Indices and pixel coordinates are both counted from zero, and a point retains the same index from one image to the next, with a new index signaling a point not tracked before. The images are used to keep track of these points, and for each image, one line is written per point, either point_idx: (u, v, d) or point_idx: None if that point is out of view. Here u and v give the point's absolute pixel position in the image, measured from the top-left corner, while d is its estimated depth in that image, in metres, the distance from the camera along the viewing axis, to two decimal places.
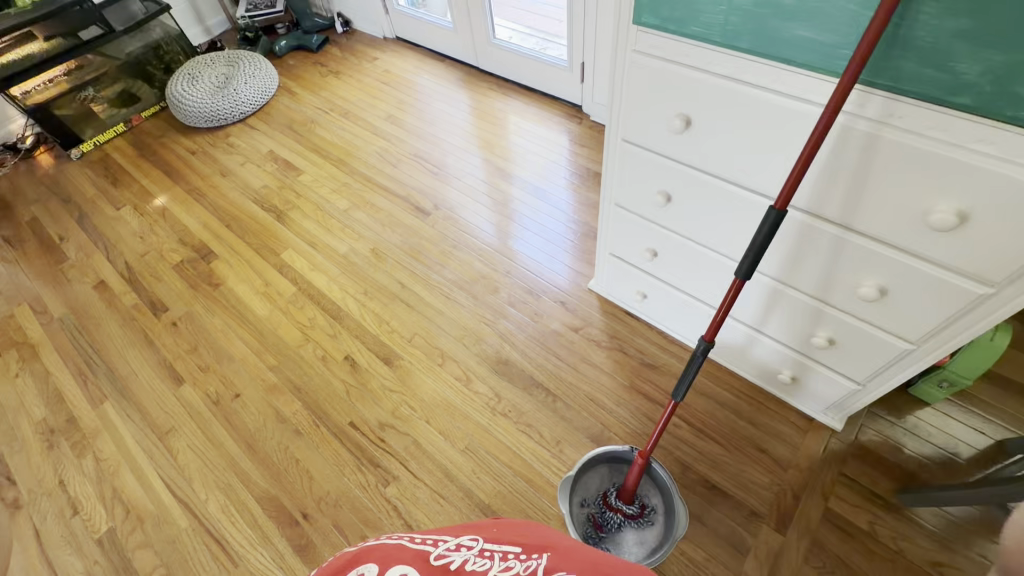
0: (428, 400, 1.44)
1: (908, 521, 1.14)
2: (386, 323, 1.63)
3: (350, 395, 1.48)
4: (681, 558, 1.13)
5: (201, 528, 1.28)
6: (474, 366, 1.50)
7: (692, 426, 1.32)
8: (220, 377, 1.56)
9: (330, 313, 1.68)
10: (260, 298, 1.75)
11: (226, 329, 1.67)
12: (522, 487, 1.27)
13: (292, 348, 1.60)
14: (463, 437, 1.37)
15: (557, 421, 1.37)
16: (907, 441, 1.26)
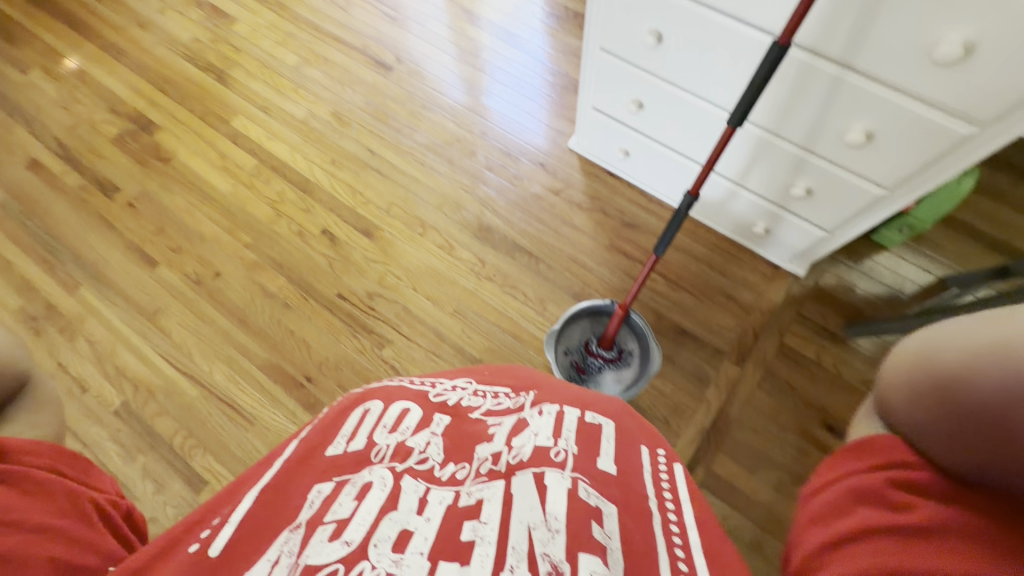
0: (414, 269, 1.46)
1: (849, 349, 1.30)
2: (360, 193, 1.56)
3: (334, 268, 1.48)
4: (652, 391, 1.28)
5: (213, 395, 1.37)
6: (456, 233, 1.49)
7: (667, 280, 1.39)
8: (196, 257, 1.52)
9: (299, 185, 1.59)
10: (220, 173, 1.63)
11: (190, 208, 1.59)
12: (510, 342, 1.36)
13: (265, 224, 1.55)
14: (451, 301, 1.42)
15: (541, 281, 1.42)
16: (860, 282, 1.37)
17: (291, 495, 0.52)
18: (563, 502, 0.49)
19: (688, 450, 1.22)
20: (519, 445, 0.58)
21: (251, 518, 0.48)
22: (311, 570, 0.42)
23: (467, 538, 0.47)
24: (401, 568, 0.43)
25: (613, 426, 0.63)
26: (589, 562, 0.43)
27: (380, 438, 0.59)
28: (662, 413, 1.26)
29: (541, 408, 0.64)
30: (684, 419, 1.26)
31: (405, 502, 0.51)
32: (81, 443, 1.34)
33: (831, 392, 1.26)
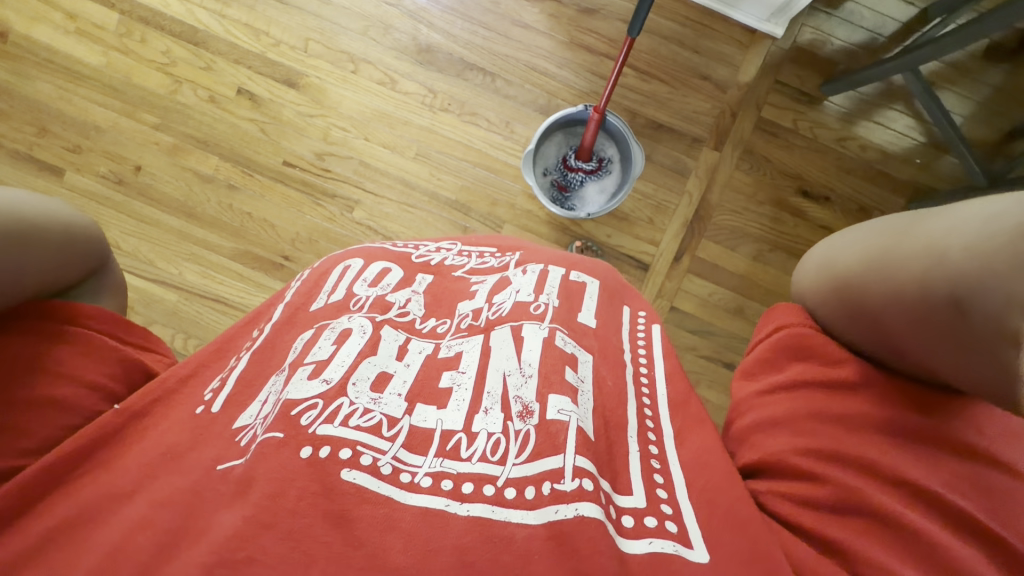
0: (358, 116, 1.29)
1: (825, 110, 1.27)
2: (265, 34, 1.28)
3: (268, 134, 1.30)
4: (635, 196, 1.28)
5: (193, 295, 1.32)
6: (393, 63, 1.28)
7: (637, 72, 1.27)
8: (104, 153, 1.31)
9: (185, 37, 1.28)
10: (80, 40, 1.29)
11: (65, 94, 1.30)
12: (483, 176, 1.29)
13: (166, 97, 1.30)
14: (410, 145, 1.29)
15: (502, 101, 1.28)
16: (840, 31, 1.26)
17: (281, 346, 0.62)
18: (537, 352, 0.59)
19: (674, 243, 1.27)
20: (500, 301, 0.66)
21: (248, 370, 0.60)
22: (294, 402, 0.52)
23: (445, 384, 0.57)
24: (380, 405, 0.53)
25: (596, 287, 0.71)
26: (558, 401, 0.53)
27: (360, 292, 0.67)
28: (646, 214, 1.28)
29: (526, 266, 0.72)
30: (668, 215, 1.28)
31: (385, 348, 0.59)
32: None
33: (807, 158, 1.27)
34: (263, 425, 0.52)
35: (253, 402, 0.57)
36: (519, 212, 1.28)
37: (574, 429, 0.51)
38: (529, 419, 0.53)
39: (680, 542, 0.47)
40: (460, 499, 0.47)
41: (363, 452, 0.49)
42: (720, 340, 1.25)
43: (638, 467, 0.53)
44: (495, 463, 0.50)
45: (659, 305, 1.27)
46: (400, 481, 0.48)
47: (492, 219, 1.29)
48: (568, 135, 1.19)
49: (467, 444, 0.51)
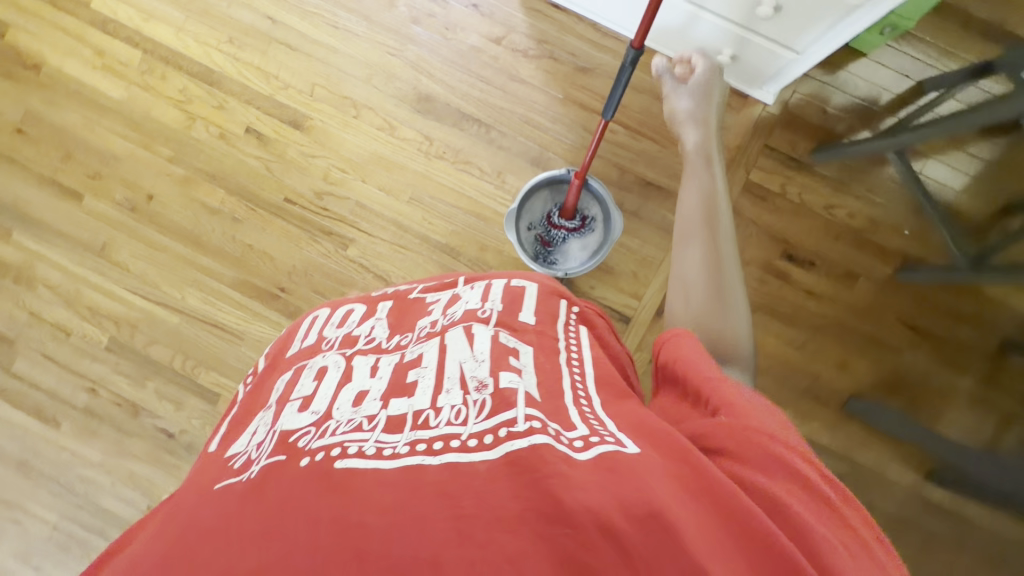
0: (357, 158, 1.35)
1: (814, 175, 1.28)
2: (275, 77, 1.35)
3: (272, 171, 1.36)
4: (620, 249, 1.30)
5: (194, 318, 1.39)
6: (393, 110, 1.33)
7: (629, 130, 1.29)
8: (121, 180, 1.39)
9: (201, 77, 1.36)
10: (105, 75, 1.38)
11: (88, 124, 1.39)
12: (474, 221, 1.33)
13: (180, 132, 1.37)
14: (405, 188, 1.34)
15: (495, 151, 1.32)
16: (833, 98, 1.27)
17: (263, 391, 0.70)
18: (486, 344, 0.60)
19: (656, 297, 1.29)
20: (452, 312, 0.70)
21: (237, 417, 0.67)
22: (291, 432, 0.53)
23: (412, 378, 0.58)
24: (359, 411, 0.54)
25: (536, 288, 0.72)
26: (507, 375, 0.55)
27: (330, 334, 0.75)
28: (630, 268, 1.30)
29: (473, 283, 0.76)
30: (652, 270, 1.30)
31: (358, 372, 0.62)
32: (90, 379, 1.41)
33: (793, 220, 1.27)
34: (258, 450, 0.53)
35: (242, 434, 0.60)
36: (506, 258, 1.32)
37: (522, 394, 0.52)
38: (483, 390, 0.53)
39: (619, 443, 0.47)
40: (433, 453, 0.46)
41: (348, 444, 0.48)
42: None
43: (574, 407, 0.53)
44: (458, 424, 0.49)
45: (638, 357, 1.29)
46: (383, 455, 0.46)
47: (479, 263, 1.32)
48: (554, 191, 1.23)
49: (434, 415, 0.51)
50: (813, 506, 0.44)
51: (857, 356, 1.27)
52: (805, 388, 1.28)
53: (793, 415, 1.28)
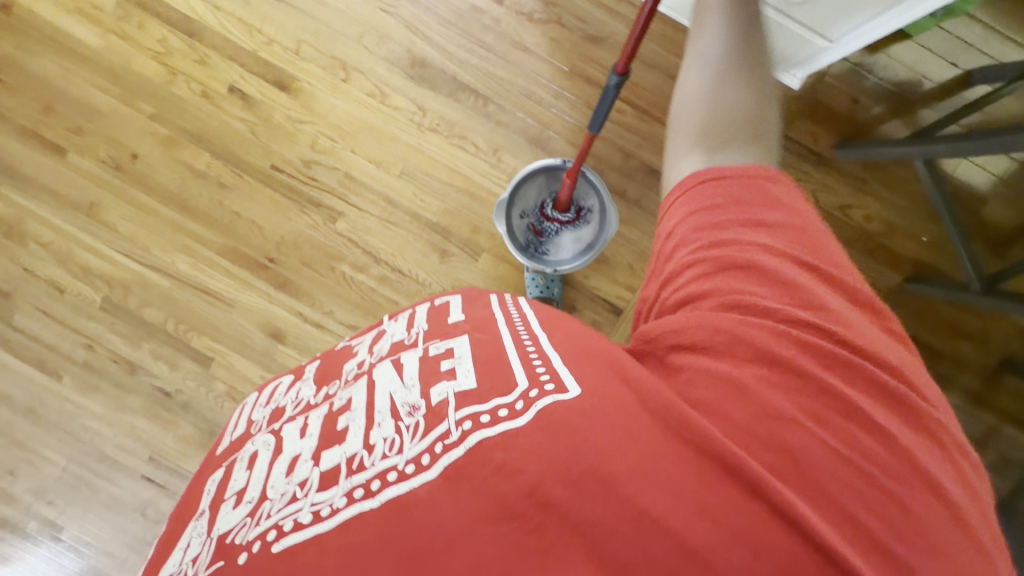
0: (346, 126, 1.26)
1: (835, 172, 1.18)
2: (259, 31, 1.25)
3: (258, 136, 1.29)
4: (619, 239, 1.23)
5: (184, 284, 1.35)
6: (385, 75, 1.23)
7: (636, 110, 1.20)
8: (104, 136, 1.33)
9: (181, 27, 1.27)
10: (82, 21, 1.29)
11: (67, 74, 1.31)
12: (466, 201, 1.25)
13: (162, 87, 1.29)
14: (396, 162, 1.26)
15: (492, 127, 1.23)
16: (865, 86, 1.16)
17: (193, 495, 0.58)
18: (415, 364, 0.50)
19: None
20: (379, 349, 0.58)
21: (163, 544, 0.55)
22: (225, 533, 0.46)
23: (342, 425, 0.49)
24: (292, 479, 0.46)
25: (460, 297, 0.61)
26: (438, 387, 0.46)
27: (258, 416, 0.62)
28: (626, 260, 1.23)
29: (398, 314, 0.64)
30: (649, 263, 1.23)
31: (290, 440, 0.51)
32: (86, 336, 1.38)
33: None
34: (195, 564, 0.46)
35: (173, 549, 0.51)
36: (499, 242, 1.26)
37: (452, 401, 0.44)
38: (416, 412, 0.45)
39: (558, 391, 0.41)
40: (372, 495, 0.41)
41: (283, 520, 0.43)
42: None
43: (518, 365, 0.44)
44: (393, 458, 0.43)
45: None
46: (322, 515, 0.42)
47: (472, 246, 1.26)
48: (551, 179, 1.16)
49: (366, 456, 0.44)
50: (809, 400, 0.38)
51: None
52: None
53: None
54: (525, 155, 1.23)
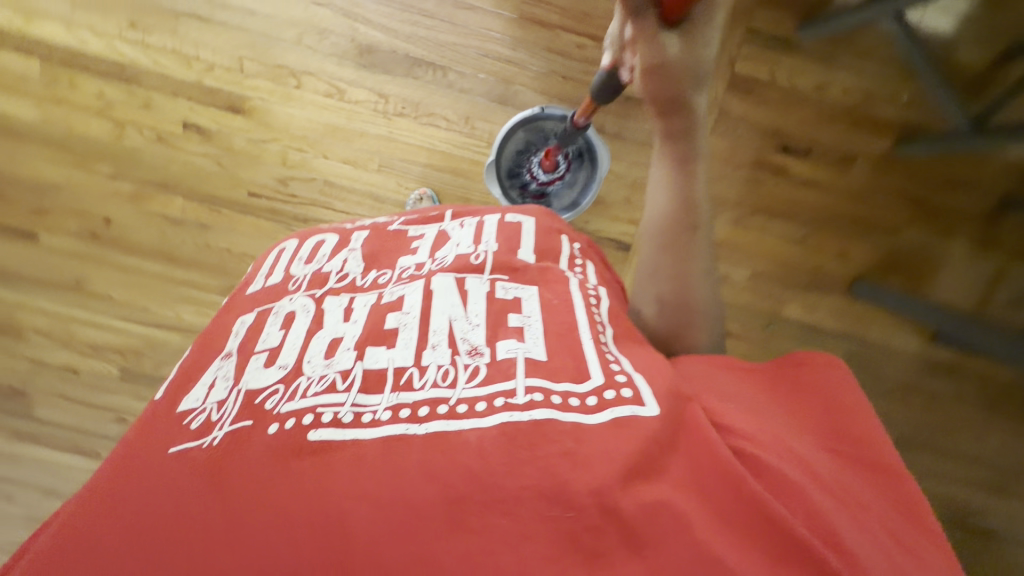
0: (310, 133, 1.23)
1: (803, 55, 1.18)
2: (196, 58, 1.20)
3: (225, 167, 1.25)
4: (611, 177, 1.22)
5: (194, 334, 1.33)
6: (336, 71, 1.19)
7: (596, 42, 1.17)
8: (67, 208, 1.28)
9: (113, 76, 1.21)
10: (8, 96, 1.23)
11: (11, 154, 1.25)
12: (452, 177, 1.24)
13: (112, 142, 1.24)
14: (371, 156, 1.23)
15: (457, 96, 1.20)
16: None
17: (222, 328, 0.66)
18: (483, 303, 0.60)
19: None
20: (441, 256, 0.68)
21: (190, 361, 0.62)
22: (258, 391, 0.53)
23: (392, 326, 0.58)
24: (333, 365, 0.54)
25: (531, 224, 0.72)
26: (506, 343, 0.54)
27: (297, 271, 0.70)
28: (621, 194, 1.23)
29: (464, 220, 0.74)
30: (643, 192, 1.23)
31: (331, 318, 0.61)
32: (114, 409, 1.36)
33: (785, 111, 1.20)
34: (220, 408, 0.52)
35: (196, 384, 0.57)
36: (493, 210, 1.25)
37: (522, 361, 0.52)
38: (479, 356, 0.54)
39: (635, 403, 0.48)
40: (418, 421, 0.47)
41: (323, 411, 0.49)
42: None
43: (596, 357, 0.53)
44: (446, 388, 0.50)
45: None
46: (363, 422, 0.47)
47: None
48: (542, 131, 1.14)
49: (418, 376, 0.52)
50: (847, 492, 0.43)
51: (857, 238, 1.25)
52: (811, 281, 1.27)
53: (801, 306, 1.29)
54: (497, 116, 1.21)
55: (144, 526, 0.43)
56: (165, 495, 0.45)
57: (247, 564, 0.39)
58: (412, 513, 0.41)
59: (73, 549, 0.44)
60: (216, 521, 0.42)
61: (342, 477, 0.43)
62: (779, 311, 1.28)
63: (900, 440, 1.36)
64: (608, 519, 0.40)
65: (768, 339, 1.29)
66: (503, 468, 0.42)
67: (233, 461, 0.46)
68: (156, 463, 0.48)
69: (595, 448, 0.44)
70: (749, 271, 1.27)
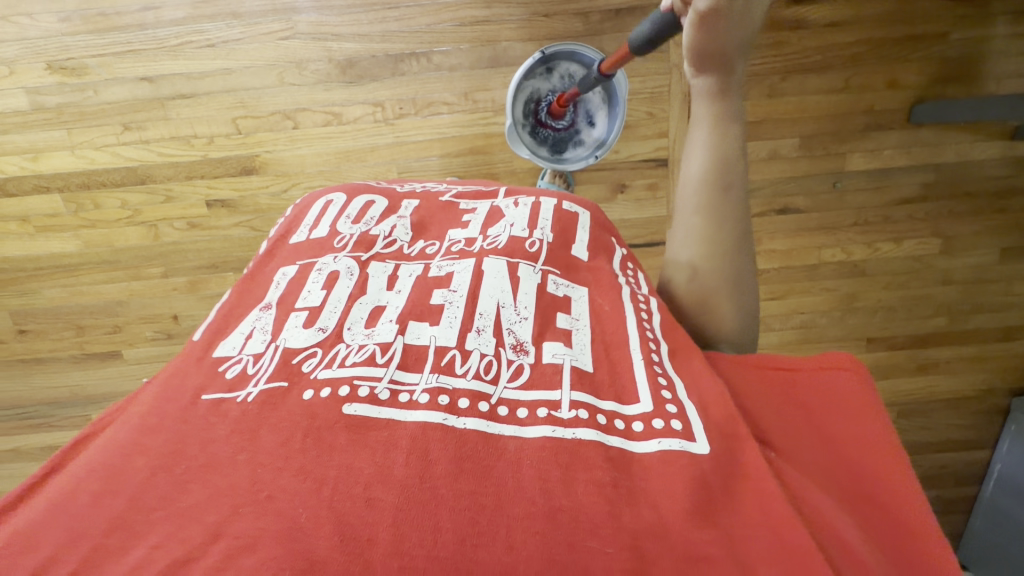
0: (325, 167, 1.23)
1: None
2: (194, 136, 1.20)
3: (261, 229, 1.27)
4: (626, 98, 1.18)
5: None
6: (327, 96, 1.18)
7: None
8: (138, 319, 1.33)
9: (130, 181, 1.23)
10: (48, 236, 1.27)
11: (71, 289, 1.31)
12: (473, 157, 1.22)
13: (154, 244, 1.28)
14: (389, 167, 1.23)
15: (449, 76, 1.17)
16: None
17: (263, 277, 0.64)
18: (533, 294, 0.58)
19: (682, 124, 1.20)
20: (494, 234, 0.66)
21: (230, 304, 0.61)
22: (295, 350, 0.53)
23: (438, 303, 0.57)
24: (374, 337, 0.53)
25: (588, 217, 0.71)
26: (552, 347, 0.54)
27: (344, 228, 0.67)
28: (644, 110, 1.19)
29: (518, 199, 0.71)
30: (666, 100, 1.19)
31: (374, 284, 0.60)
32: None
33: None
34: (257, 361, 0.52)
35: (233, 331, 0.57)
36: (523, 174, 1.23)
37: (568, 369, 0.52)
38: (524, 354, 0.53)
39: (685, 438, 0.47)
40: (456, 412, 0.46)
41: (360, 384, 0.48)
42: (766, 191, 1.24)
43: (645, 377, 0.52)
44: (489, 381, 0.50)
45: None
46: (399, 401, 0.47)
47: None
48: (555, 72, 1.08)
49: (461, 360, 0.51)
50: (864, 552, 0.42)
51: (898, 63, 1.17)
52: (862, 125, 1.21)
53: (861, 155, 1.22)
54: (494, 81, 1.17)
55: (175, 467, 0.44)
56: (195, 440, 0.46)
57: (271, 525, 0.39)
58: (442, 508, 0.40)
59: (99, 475, 0.44)
60: (246, 475, 0.43)
61: (370, 463, 0.43)
62: (843, 166, 1.23)
63: (1004, 251, 1.31)
64: (648, 545, 0.40)
65: (837, 198, 1.25)
66: (542, 480, 0.43)
67: (268, 418, 0.46)
68: (183, 407, 0.49)
69: (640, 483, 0.44)
70: (797, 139, 1.21)
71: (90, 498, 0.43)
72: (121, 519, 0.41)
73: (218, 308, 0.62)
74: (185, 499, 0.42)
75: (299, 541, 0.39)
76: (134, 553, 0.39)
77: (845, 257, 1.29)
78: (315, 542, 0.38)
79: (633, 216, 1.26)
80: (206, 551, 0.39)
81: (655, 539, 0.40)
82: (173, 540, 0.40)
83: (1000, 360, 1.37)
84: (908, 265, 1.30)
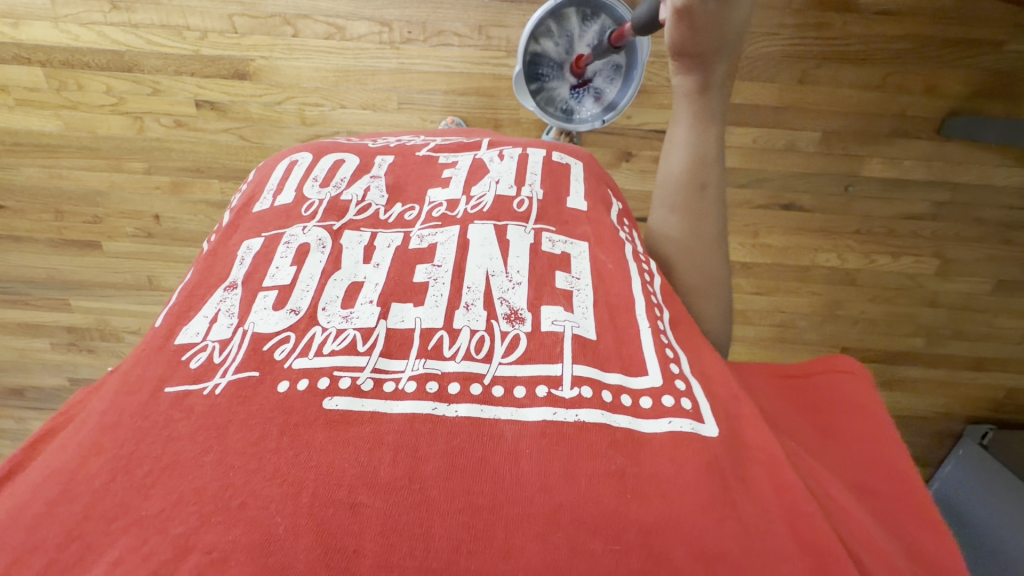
0: (322, 84, 1.16)
1: None
2: (186, 28, 1.13)
3: (250, 139, 1.21)
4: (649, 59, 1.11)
5: None
6: (330, 6, 1.09)
7: None
8: (117, 211, 1.30)
9: (116, 67, 1.16)
10: (28, 111, 1.22)
11: (49, 171, 1.27)
12: (479, 99, 1.16)
13: (136, 137, 1.23)
14: (389, 95, 1.16)
15: (465, 5, 1.08)
16: None
17: (224, 251, 0.60)
18: (525, 258, 0.56)
19: None
20: (478, 194, 0.62)
21: (194, 280, 0.58)
22: (265, 337, 0.50)
23: (422, 279, 0.54)
24: (352, 320, 0.51)
25: (581, 168, 0.68)
26: (550, 312, 0.52)
27: (311, 194, 0.63)
28: (665, 77, 1.12)
29: (502, 151, 0.67)
30: None
31: (349, 257, 0.57)
32: None
33: None
34: (224, 349, 0.49)
35: (195, 314, 0.53)
36: (528, 126, 1.18)
37: (569, 339, 0.50)
38: (519, 324, 0.51)
39: (696, 419, 0.46)
40: (447, 401, 0.45)
41: (341, 375, 0.46)
42: (776, 182, 1.19)
43: (653, 350, 0.51)
44: (480, 360, 0.48)
45: None
46: (384, 392, 0.45)
47: None
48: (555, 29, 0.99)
49: (449, 342, 0.49)
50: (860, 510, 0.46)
51: (948, 69, 1.09)
52: (892, 131, 1.14)
53: (880, 162, 1.17)
54: (512, 18, 1.09)
55: (136, 470, 0.41)
56: (156, 440, 0.43)
57: (242, 536, 0.37)
58: (433, 511, 0.38)
59: (56, 481, 0.41)
60: (215, 478, 0.40)
61: (353, 462, 0.41)
62: (857, 170, 1.18)
63: (998, 283, 1.28)
64: (663, 542, 0.38)
65: (849, 203, 1.21)
66: (541, 478, 0.41)
67: (238, 415, 0.44)
68: (144, 402, 0.46)
69: (651, 472, 0.42)
70: (819, 133, 1.14)
71: (44, 507, 0.40)
72: (79, 528, 0.39)
73: (181, 287, 0.59)
74: (147, 506, 0.39)
75: (275, 555, 0.36)
76: (96, 566, 0.37)
77: (839, 264, 1.26)
78: (293, 557, 0.36)
79: (635, 187, 1.22)
80: (173, 566, 0.36)
81: (668, 535, 0.38)
82: (135, 555, 0.37)
83: (966, 389, 1.39)
84: (900, 282, 1.28)
